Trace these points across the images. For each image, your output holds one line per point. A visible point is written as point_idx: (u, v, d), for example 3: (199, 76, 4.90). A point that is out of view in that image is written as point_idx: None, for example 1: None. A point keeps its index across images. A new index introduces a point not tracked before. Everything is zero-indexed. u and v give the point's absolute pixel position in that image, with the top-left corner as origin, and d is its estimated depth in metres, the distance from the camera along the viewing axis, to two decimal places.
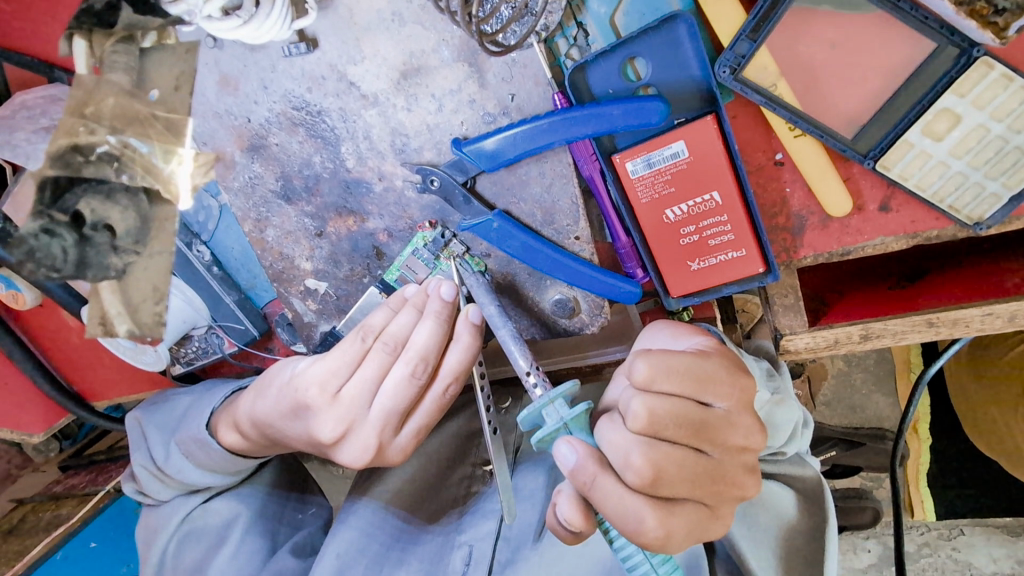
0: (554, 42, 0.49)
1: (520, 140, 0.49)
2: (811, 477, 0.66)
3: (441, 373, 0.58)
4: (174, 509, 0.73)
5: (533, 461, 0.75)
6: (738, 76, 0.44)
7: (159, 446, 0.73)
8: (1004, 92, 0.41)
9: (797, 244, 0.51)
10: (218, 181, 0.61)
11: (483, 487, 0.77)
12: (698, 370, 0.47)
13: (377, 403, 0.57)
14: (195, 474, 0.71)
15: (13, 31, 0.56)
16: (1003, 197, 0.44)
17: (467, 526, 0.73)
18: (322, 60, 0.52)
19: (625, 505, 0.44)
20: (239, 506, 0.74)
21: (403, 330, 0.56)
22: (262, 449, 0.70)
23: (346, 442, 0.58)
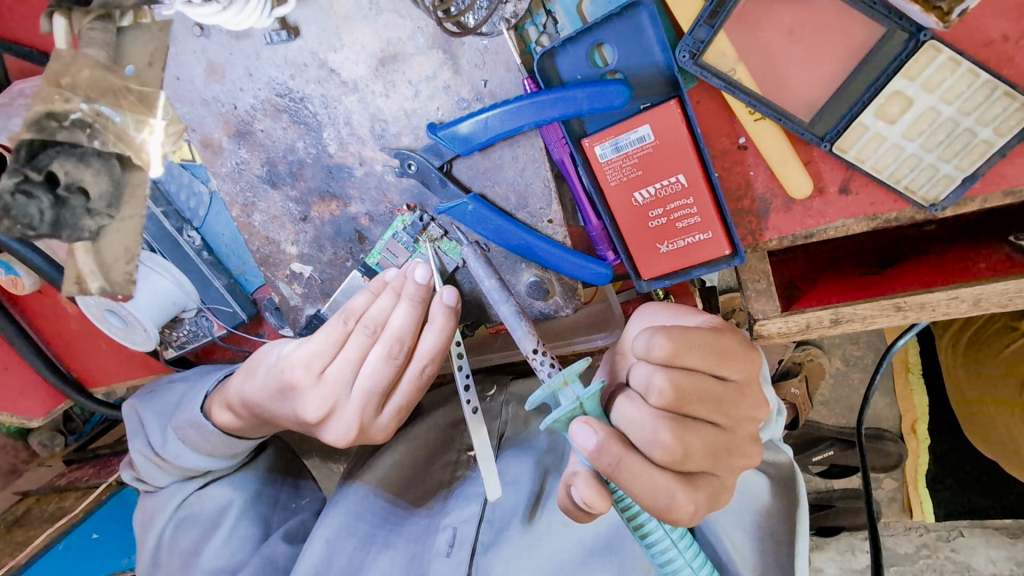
0: (525, 29, 0.50)
1: (494, 122, 0.51)
2: (785, 462, 0.67)
3: (418, 355, 0.60)
4: (169, 496, 0.75)
5: (516, 449, 0.77)
6: (697, 61, 0.46)
7: (155, 432, 0.75)
8: (952, 75, 0.42)
9: (763, 227, 0.53)
10: (207, 167, 0.64)
11: (469, 472, 0.78)
12: (717, 346, 0.50)
13: (357, 383, 0.59)
14: (192, 460, 0.73)
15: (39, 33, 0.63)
16: (956, 178, 0.46)
17: (451, 508, 0.74)
18: (304, 48, 0.54)
19: (652, 481, 0.48)
20: (231, 492, 0.75)
21: (382, 314, 0.58)
22: (258, 430, 0.72)
23: (333, 422, 0.60)
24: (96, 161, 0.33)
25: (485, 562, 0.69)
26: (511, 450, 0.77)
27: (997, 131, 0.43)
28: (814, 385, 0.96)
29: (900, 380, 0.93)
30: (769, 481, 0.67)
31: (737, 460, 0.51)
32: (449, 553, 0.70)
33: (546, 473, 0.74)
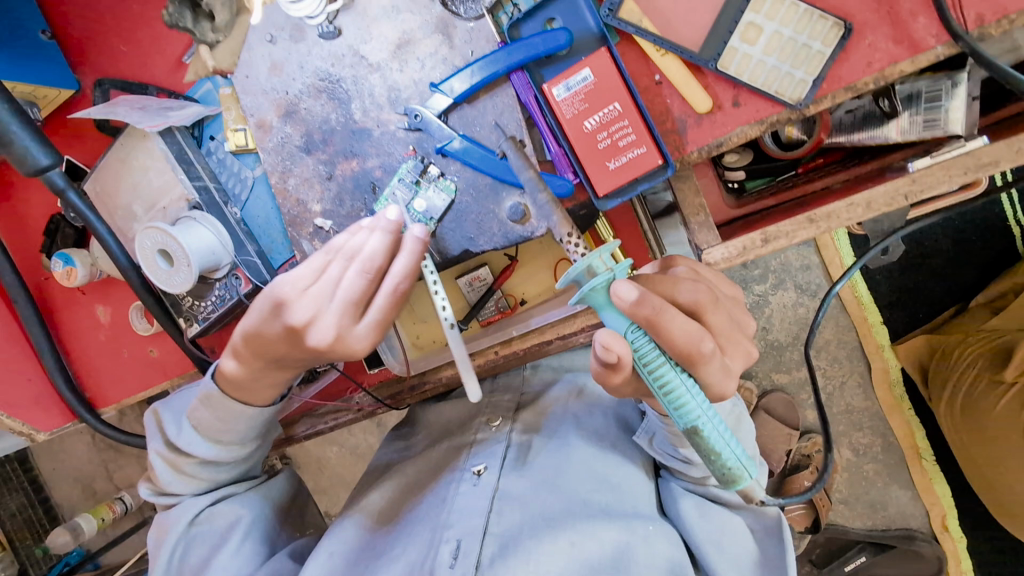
0: (499, 17, 0.72)
1: (477, 72, 0.71)
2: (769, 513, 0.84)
3: (390, 274, 0.70)
4: (183, 511, 0.82)
5: (520, 471, 0.89)
6: (614, 16, 0.68)
7: (170, 424, 0.83)
8: (782, 7, 0.63)
9: (684, 142, 0.70)
10: (257, 145, 0.82)
11: (472, 487, 0.86)
12: (712, 275, 0.70)
13: (337, 297, 0.69)
14: (203, 446, 0.81)
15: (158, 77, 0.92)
16: (808, 80, 0.64)
17: (453, 521, 0.82)
18: (343, 43, 0.77)
19: (689, 326, 0.57)
20: (240, 510, 0.84)
21: (357, 244, 0.70)
22: (260, 382, 0.77)
23: (315, 327, 0.70)
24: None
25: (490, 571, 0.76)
26: (511, 471, 0.89)
27: (825, 43, 0.63)
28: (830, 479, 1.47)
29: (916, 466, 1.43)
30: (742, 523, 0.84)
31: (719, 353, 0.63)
32: (453, 564, 0.77)
33: (544, 493, 0.85)
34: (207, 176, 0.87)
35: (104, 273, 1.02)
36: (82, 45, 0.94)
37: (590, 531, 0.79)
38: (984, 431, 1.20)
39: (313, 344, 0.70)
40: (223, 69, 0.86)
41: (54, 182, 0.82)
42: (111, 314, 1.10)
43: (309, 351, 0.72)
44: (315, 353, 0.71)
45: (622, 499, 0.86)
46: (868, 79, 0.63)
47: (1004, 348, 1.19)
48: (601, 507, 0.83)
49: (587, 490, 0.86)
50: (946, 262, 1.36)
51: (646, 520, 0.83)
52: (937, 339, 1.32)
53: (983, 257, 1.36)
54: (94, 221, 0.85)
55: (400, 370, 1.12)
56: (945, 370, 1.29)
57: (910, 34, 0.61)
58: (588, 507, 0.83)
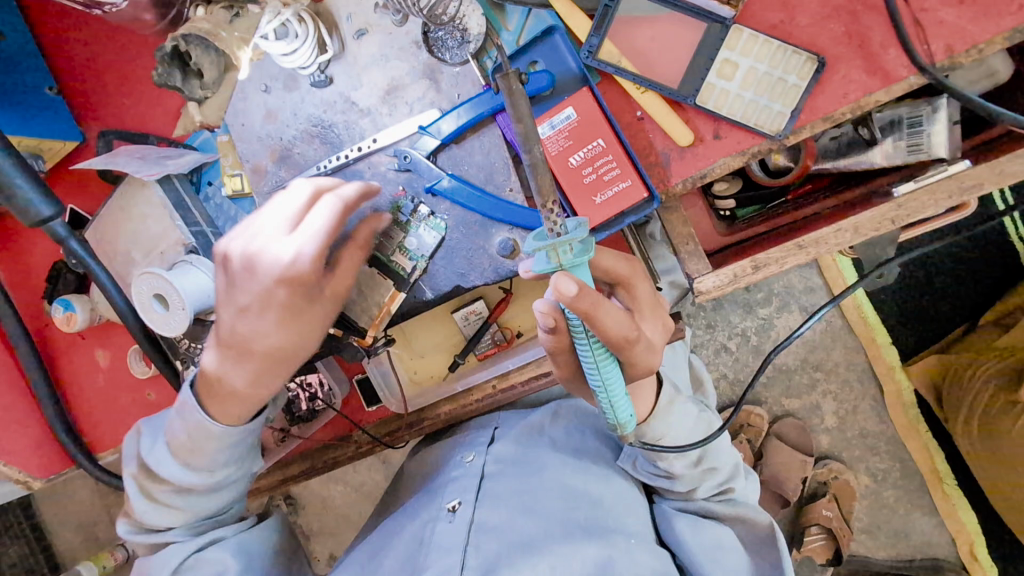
0: (484, 61, 0.75)
1: (464, 114, 0.73)
2: (763, 523, 0.86)
3: (315, 227, 0.66)
4: (169, 558, 0.78)
5: (495, 497, 0.86)
6: (594, 57, 0.69)
7: (144, 440, 0.81)
8: (756, 45, 0.65)
9: (668, 175, 0.71)
10: (252, 189, 0.84)
11: (448, 525, 0.83)
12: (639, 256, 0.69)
13: (251, 253, 0.67)
14: (171, 467, 0.77)
15: (160, 124, 0.96)
16: (786, 112, 0.65)
17: (430, 560, 0.79)
18: (335, 90, 0.79)
19: (615, 319, 0.58)
20: (229, 559, 0.81)
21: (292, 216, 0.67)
22: (223, 398, 0.73)
23: (283, 263, 0.66)
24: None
25: None
26: (486, 500, 0.86)
27: (800, 76, 0.64)
28: (847, 504, 1.40)
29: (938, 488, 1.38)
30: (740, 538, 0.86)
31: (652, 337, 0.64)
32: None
33: (522, 518, 0.83)
34: (204, 222, 0.88)
35: (104, 317, 1.03)
36: (87, 98, 0.98)
37: (568, 554, 0.77)
38: (1002, 459, 1.19)
39: (282, 342, 0.69)
40: (211, 124, 0.89)
41: (55, 232, 0.83)
42: (110, 359, 1.10)
43: (274, 302, 0.67)
44: (281, 355, 0.70)
45: (599, 513, 0.85)
46: (844, 110, 0.64)
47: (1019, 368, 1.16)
48: (580, 525, 0.82)
49: (565, 509, 0.84)
50: (947, 282, 1.35)
51: (628, 534, 0.82)
52: (948, 357, 1.29)
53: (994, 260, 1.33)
54: (93, 267, 0.87)
55: (397, 408, 1.12)
56: (958, 386, 1.26)
57: (883, 65, 0.62)
58: (567, 527, 0.81)
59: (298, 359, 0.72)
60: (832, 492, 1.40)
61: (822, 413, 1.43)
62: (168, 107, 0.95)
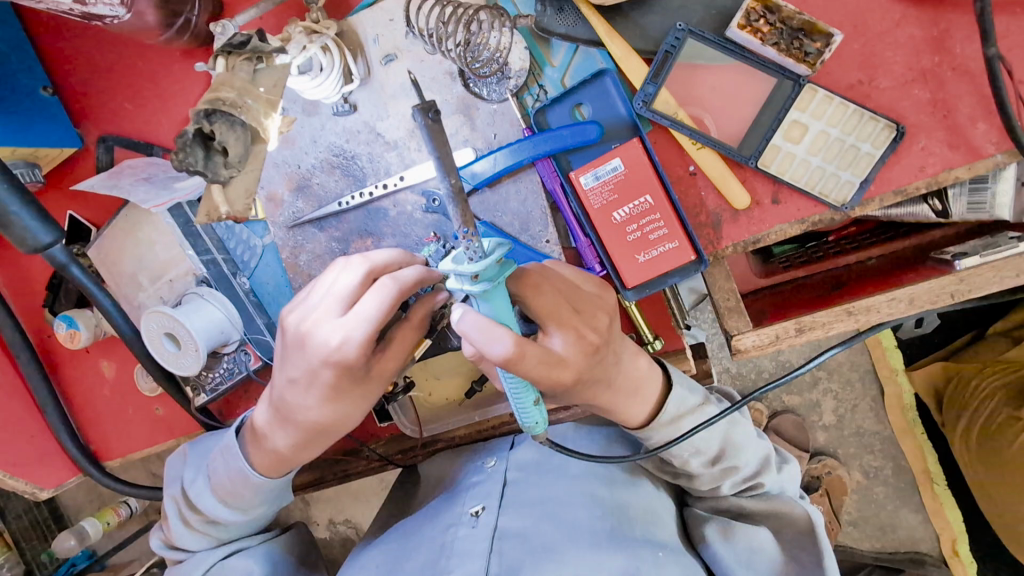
0: (524, 98, 0.68)
1: (502, 160, 0.67)
2: (800, 515, 0.77)
3: (364, 317, 0.58)
4: (195, 565, 0.78)
5: (520, 504, 0.80)
6: (648, 107, 0.63)
7: (187, 471, 0.81)
8: (830, 106, 0.59)
9: (718, 236, 0.66)
10: (267, 219, 0.79)
11: (471, 530, 0.76)
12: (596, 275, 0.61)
13: (302, 332, 0.61)
14: (211, 503, 0.78)
15: (164, 134, 0.89)
16: (855, 182, 0.60)
17: (453, 567, 0.71)
18: (358, 119, 0.73)
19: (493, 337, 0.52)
20: (252, 563, 0.78)
21: (347, 290, 0.60)
22: (269, 455, 0.73)
23: (331, 346, 0.59)
24: (239, 129, 0.48)
25: None
26: (511, 506, 0.79)
27: (874, 145, 0.59)
28: (839, 501, 1.29)
29: (927, 492, 1.27)
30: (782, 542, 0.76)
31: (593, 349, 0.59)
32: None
33: (545, 523, 0.76)
34: (215, 247, 0.83)
35: (109, 332, 0.99)
36: (85, 101, 0.91)
37: (595, 563, 0.70)
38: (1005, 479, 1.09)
39: (325, 418, 0.67)
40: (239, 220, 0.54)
41: (55, 258, 0.79)
42: (116, 370, 1.07)
43: (319, 381, 0.63)
44: (323, 428, 0.68)
45: (627, 519, 0.77)
46: (919, 184, 0.59)
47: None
48: (607, 531, 0.75)
49: (591, 518, 0.77)
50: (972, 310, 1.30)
51: (655, 546, 0.75)
52: (952, 366, 1.18)
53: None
54: (95, 292, 0.83)
55: (411, 430, 1.09)
56: (961, 400, 1.15)
57: (969, 139, 0.57)
58: (594, 535, 0.74)
59: (342, 428, 0.69)
60: (823, 485, 1.29)
61: (822, 411, 1.30)
62: (172, 115, 0.88)
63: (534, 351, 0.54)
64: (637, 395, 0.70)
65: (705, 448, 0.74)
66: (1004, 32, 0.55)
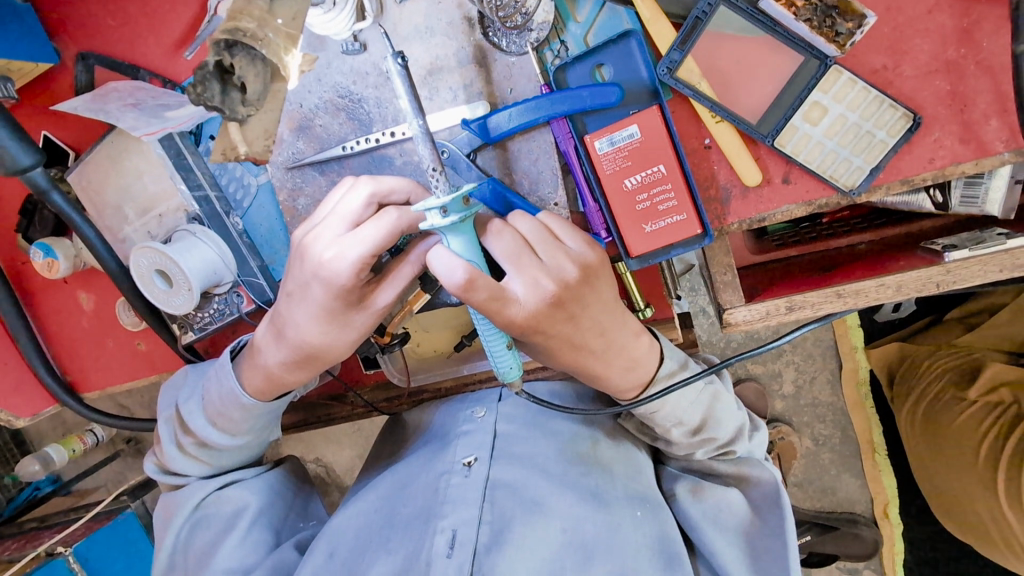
0: (543, 53, 0.66)
1: (516, 116, 0.65)
2: (770, 479, 0.80)
3: (369, 240, 0.62)
4: (188, 495, 0.82)
5: (511, 456, 0.82)
6: (672, 75, 0.62)
7: (184, 389, 0.84)
8: (852, 90, 0.59)
9: (726, 212, 0.66)
10: (265, 158, 0.76)
11: (463, 480, 0.78)
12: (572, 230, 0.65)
13: (305, 247, 0.65)
14: (200, 422, 0.80)
15: (152, 57, 0.83)
16: (866, 169, 0.61)
17: (446, 512, 0.74)
18: (368, 60, 0.70)
19: (451, 266, 0.56)
20: (249, 497, 0.83)
21: (354, 212, 0.64)
22: (260, 375, 0.76)
23: (325, 260, 0.63)
24: (258, 65, 0.48)
25: (488, 561, 0.71)
26: (502, 457, 0.81)
27: (890, 133, 0.60)
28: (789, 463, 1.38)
29: (869, 460, 1.36)
30: (751, 504, 0.81)
31: (557, 302, 0.61)
32: (450, 555, 0.71)
33: (535, 475, 0.80)
34: (207, 184, 0.80)
35: (89, 263, 0.96)
36: (63, 13, 0.84)
37: (576, 516, 0.76)
38: (938, 442, 1.16)
39: (316, 337, 0.69)
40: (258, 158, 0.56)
41: (35, 182, 0.75)
42: (95, 302, 1.04)
43: (315, 298, 0.65)
44: (318, 349, 0.70)
45: (610, 481, 0.82)
46: (926, 175, 0.60)
47: (972, 368, 1.16)
48: (592, 491, 0.80)
49: (575, 474, 0.82)
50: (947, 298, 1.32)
51: (636, 506, 0.80)
52: (909, 348, 1.28)
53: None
54: (77, 221, 0.79)
55: (399, 379, 1.10)
56: (913, 372, 1.25)
57: (979, 136, 0.58)
58: (579, 491, 0.79)
59: (331, 356, 0.72)
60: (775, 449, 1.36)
61: (782, 381, 1.38)
62: (161, 36, 0.82)
63: (488, 282, 0.57)
64: (627, 369, 0.72)
65: (686, 418, 0.77)
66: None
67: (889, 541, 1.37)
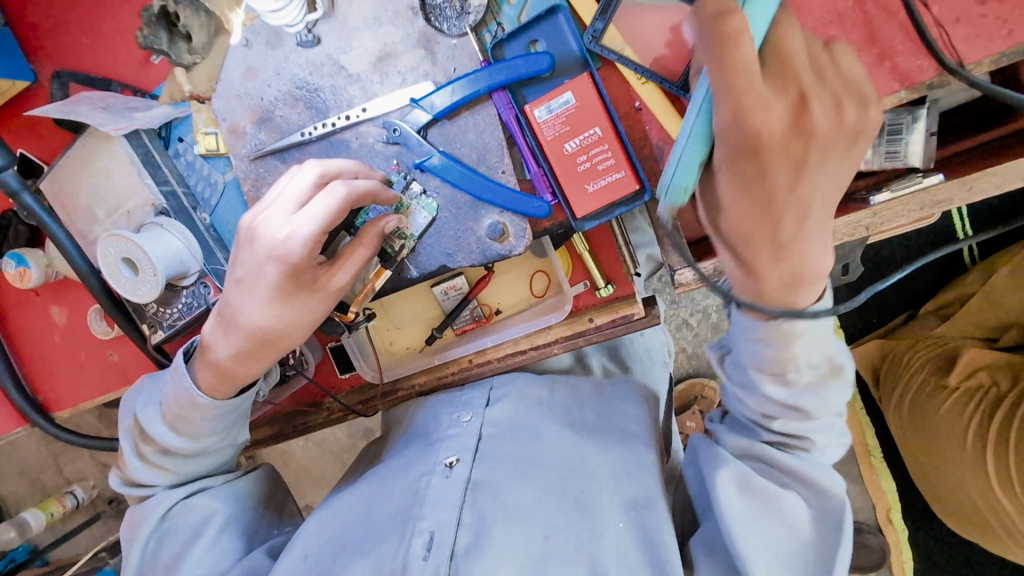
0: (482, 35, 0.72)
1: (459, 90, 0.71)
2: (837, 492, 0.63)
3: (316, 216, 0.65)
4: (154, 505, 0.79)
5: (493, 460, 0.80)
6: (598, 42, 0.68)
7: (140, 398, 0.82)
8: None
9: (661, 168, 0.71)
10: (229, 151, 0.80)
11: (443, 480, 0.77)
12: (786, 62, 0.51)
13: (253, 231, 0.68)
14: (160, 429, 0.78)
15: (122, 70, 0.88)
16: None
17: (425, 515, 0.73)
18: (322, 52, 0.75)
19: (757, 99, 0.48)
20: (217, 504, 0.81)
21: (302, 192, 0.67)
22: (211, 370, 0.75)
23: (277, 240, 0.67)
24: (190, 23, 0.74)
25: (465, 564, 0.69)
26: (485, 461, 0.79)
27: None
28: None
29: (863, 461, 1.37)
30: (809, 515, 0.64)
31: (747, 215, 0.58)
32: (427, 557, 0.69)
33: (511, 458, 0.80)
34: (175, 181, 0.84)
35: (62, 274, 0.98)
36: (39, 36, 0.90)
37: (557, 521, 0.74)
38: (929, 432, 1.15)
39: (270, 322, 0.71)
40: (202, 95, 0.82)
41: (7, 184, 0.81)
42: (67, 317, 1.05)
43: (265, 281, 0.68)
44: (271, 334, 0.72)
45: (594, 487, 0.78)
46: None
47: (949, 357, 1.15)
48: (574, 500, 0.77)
49: (558, 481, 0.79)
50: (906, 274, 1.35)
51: (619, 515, 0.76)
52: (889, 345, 1.30)
53: (984, 245, 1.31)
54: (49, 224, 0.83)
55: (372, 377, 1.10)
56: (895, 373, 1.25)
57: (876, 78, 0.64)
58: (564, 498, 0.77)
59: (286, 342, 0.73)
60: None
61: None
62: (131, 49, 0.88)
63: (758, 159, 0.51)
64: (780, 257, 0.56)
65: (792, 375, 0.60)
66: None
67: (896, 547, 1.35)
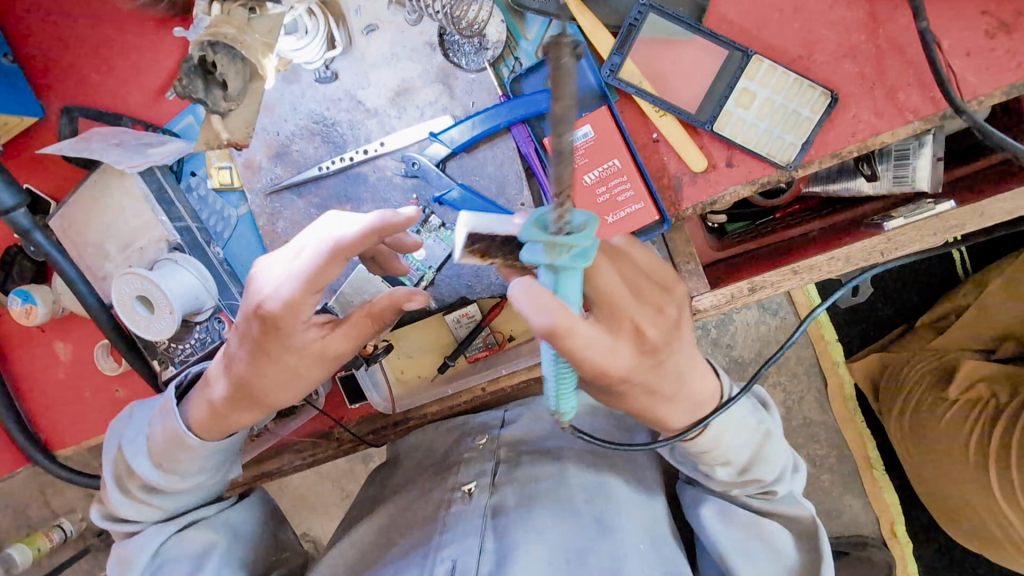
0: (500, 69, 0.73)
1: (478, 124, 0.72)
2: (806, 516, 0.71)
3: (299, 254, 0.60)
4: (147, 540, 0.73)
5: (511, 484, 0.78)
6: (615, 76, 0.69)
7: (128, 428, 0.75)
8: (774, 77, 0.67)
9: (680, 198, 0.71)
10: (244, 186, 0.79)
11: (462, 507, 0.76)
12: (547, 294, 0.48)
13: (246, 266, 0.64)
14: (145, 463, 0.72)
15: (135, 105, 0.88)
16: (797, 144, 0.67)
17: (444, 543, 0.71)
18: (340, 87, 0.76)
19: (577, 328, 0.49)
20: (215, 535, 0.76)
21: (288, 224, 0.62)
22: (206, 409, 0.70)
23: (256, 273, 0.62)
24: (239, 63, 0.67)
25: None
26: (501, 485, 0.78)
27: (813, 111, 0.67)
28: None
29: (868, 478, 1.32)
30: (793, 536, 0.71)
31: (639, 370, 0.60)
32: None
33: (530, 486, 0.78)
34: (188, 216, 0.83)
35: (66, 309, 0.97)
36: (47, 72, 0.89)
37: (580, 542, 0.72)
38: (933, 448, 1.14)
39: (254, 369, 0.65)
40: (239, 142, 0.72)
41: (18, 223, 0.80)
42: (72, 351, 1.03)
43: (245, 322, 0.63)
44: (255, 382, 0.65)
45: (613, 508, 0.77)
46: (852, 148, 0.67)
47: (953, 368, 1.16)
48: (595, 518, 0.75)
49: (578, 500, 0.77)
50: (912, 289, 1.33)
51: (636, 538, 0.74)
52: (888, 357, 1.28)
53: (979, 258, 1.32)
54: (58, 260, 0.82)
55: (385, 408, 1.07)
56: (897, 385, 1.24)
57: (889, 109, 0.66)
58: (581, 517, 0.75)
59: (268, 392, 0.67)
60: None
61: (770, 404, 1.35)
62: (144, 86, 0.87)
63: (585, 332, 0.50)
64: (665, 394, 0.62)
65: (732, 459, 0.68)
66: (932, 11, 0.64)
67: (901, 561, 1.32)
